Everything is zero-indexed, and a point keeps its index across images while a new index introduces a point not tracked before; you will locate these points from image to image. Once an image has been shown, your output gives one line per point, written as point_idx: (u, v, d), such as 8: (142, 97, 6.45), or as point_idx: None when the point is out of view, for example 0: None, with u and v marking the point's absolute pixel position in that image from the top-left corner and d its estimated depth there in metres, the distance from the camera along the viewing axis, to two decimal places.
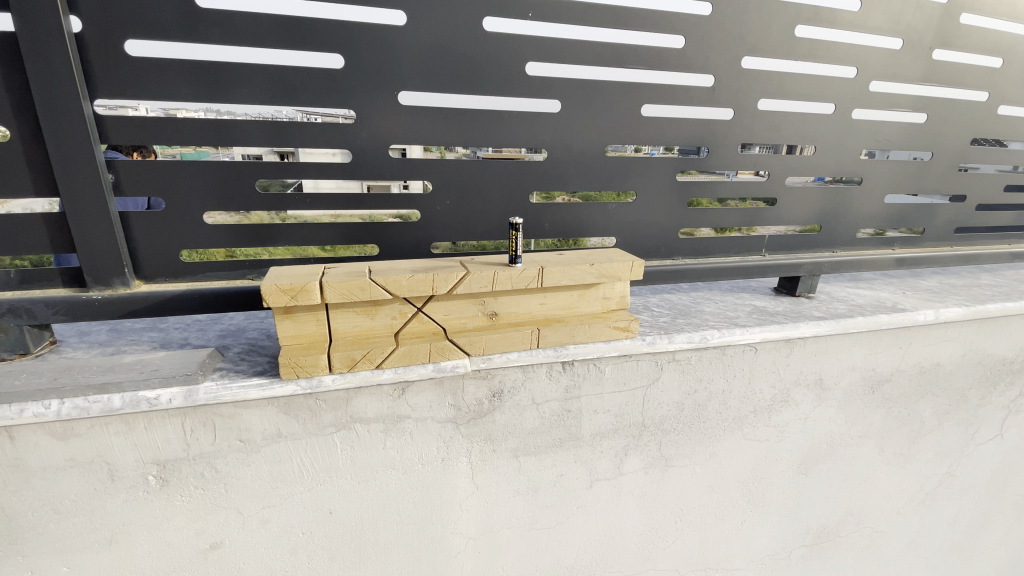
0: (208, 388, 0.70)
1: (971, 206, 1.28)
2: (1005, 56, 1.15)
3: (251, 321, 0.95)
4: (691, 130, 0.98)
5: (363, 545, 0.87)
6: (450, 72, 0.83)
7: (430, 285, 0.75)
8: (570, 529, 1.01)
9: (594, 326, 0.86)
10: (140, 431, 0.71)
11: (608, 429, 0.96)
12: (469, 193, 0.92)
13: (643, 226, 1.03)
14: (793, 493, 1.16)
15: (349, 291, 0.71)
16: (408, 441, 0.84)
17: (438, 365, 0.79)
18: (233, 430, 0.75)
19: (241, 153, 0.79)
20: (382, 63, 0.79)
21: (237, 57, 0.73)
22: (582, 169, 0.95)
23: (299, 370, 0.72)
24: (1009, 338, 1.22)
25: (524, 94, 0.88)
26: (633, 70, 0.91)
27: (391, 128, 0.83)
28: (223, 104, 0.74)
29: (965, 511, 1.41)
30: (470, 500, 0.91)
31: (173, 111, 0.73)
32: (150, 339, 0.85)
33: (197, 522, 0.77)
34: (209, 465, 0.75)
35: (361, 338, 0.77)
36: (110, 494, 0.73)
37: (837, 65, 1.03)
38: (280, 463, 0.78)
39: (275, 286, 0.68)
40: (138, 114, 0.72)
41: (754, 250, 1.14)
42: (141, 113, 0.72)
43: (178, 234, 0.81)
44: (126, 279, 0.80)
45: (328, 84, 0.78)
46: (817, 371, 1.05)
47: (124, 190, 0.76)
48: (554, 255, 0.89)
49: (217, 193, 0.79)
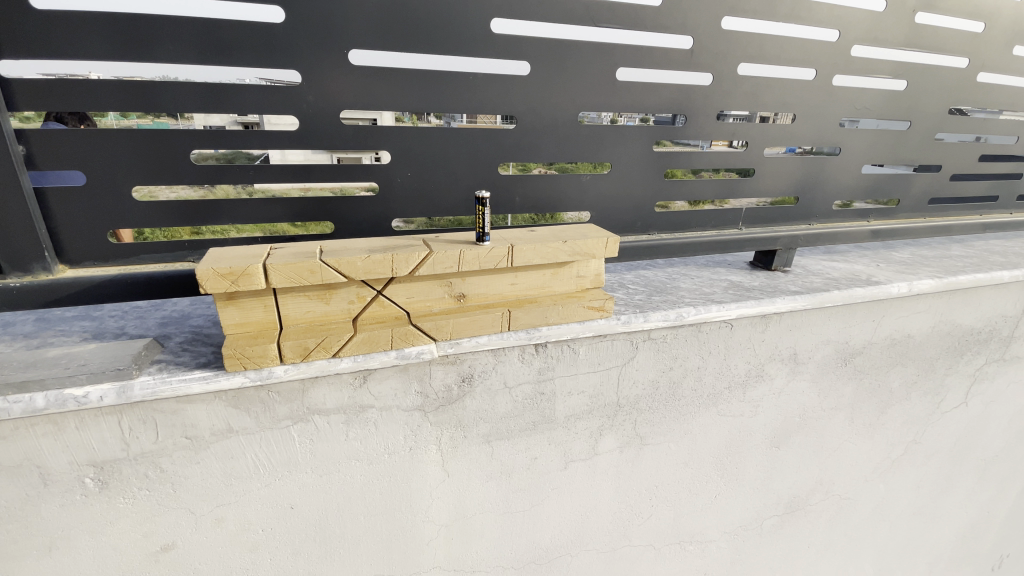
0: (144, 384, 0.64)
1: (946, 176, 1.28)
2: (987, 21, 1.13)
3: (197, 307, 0.88)
4: (669, 96, 0.93)
5: (328, 538, 0.83)
6: (407, 29, 0.75)
7: (389, 266, 0.69)
8: (545, 511, 0.99)
9: (568, 306, 0.82)
10: (71, 432, 0.64)
11: (583, 410, 0.93)
12: (432, 164, 0.85)
13: (618, 199, 0.99)
14: (766, 465, 1.17)
15: (298, 273, 0.65)
16: (372, 431, 0.79)
17: (402, 352, 0.75)
18: (178, 426, 0.69)
19: (203, 123, 0.70)
20: (330, 17, 0.71)
21: (184, 10, 0.65)
22: (554, 138, 0.89)
23: (247, 361, 0.66)
24: (977, 308, 1.23)
25: (492, 55, 0.81)
26: (608, 29, 0.85)
27: (343, 92, 0.75)
28: (175, 69, 0.67)
29: (929, 476, 1.45)
30: (441, 487, 0.88)
31: (125, 77, 0.65)
32: (82, 330, 0.77)
33: (145, 524, 0.72)
34: (153, 465, 0.69)
35: (316, 324, 0.71)
36: (43, 499, 0.66)
37: (820, 28, 0.98)
38: (232, 459, 0.73)
39: (212, 270, 0.61)
40: (69, 79, 0.64)
41: (731, 224, 1.11)
42: (91, 79, 0.64)
43: (104, 213, 0.72)
44: (48, 263, 0.72)
45: (268, 40, 0.70)
46: (792, 346, 1.04)
47: (38, 163, 0.67)
48: (525, 231, 0.84)
49: (148, 165, 0.71)
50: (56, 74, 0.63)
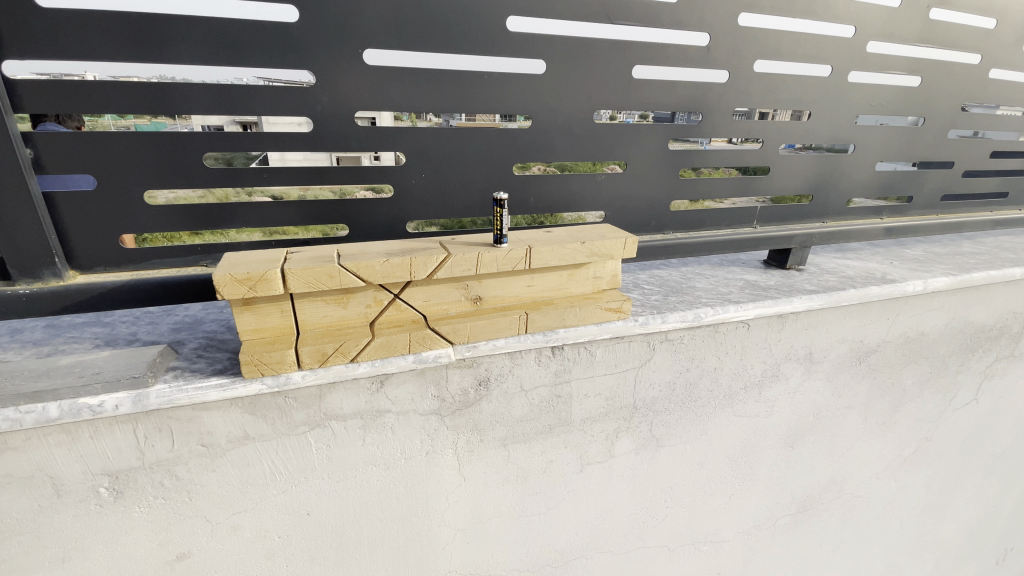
0: (160, 392, 0.63)
1: (958, 172, 1.27)
2: (1001, 16, 1.12)
3: (208, 312, 0.87)
4: (684, 94, 0.92)
5: (345, 544, 0.82)
6: (422, 28, 0.74)
7: (407, 270, 0.68)
8: (561, 514, 0.98)
9: (585, 308, 0.81)
10: (86, 442, 0.63)
11: (599, 412, 0.92)
12: (446, 165, 0.84)
13: (632, 199, 0.98)
14: (780, 465, 1.16)
15: (316, 279, 0.64)
16: (389, 436, 0.78)
17: (419, 356, 0.73)
18: (194, 434, 0.67)
19: (201, 124, 0.69)
20: (344, 17, 0.70)
21: (196, 10, 0.63)
22: (569, 138, 0.88)
23: (264, 368, 0.65)
24: (990, 305, 1.23)
25: (507, 54, 0.79)
26: (624, 27, 0.84)
27: (357, 92, 0.74)
28: (178, 70, 0.65)
29: (940, 473, 1.45)
30: (457, 491, 0.87)
31: (122, 78, 0.63)
32: (93, 336, 0.76)
33: (160, 533, 0.71)
34: (169, 473, 0.68)
35: (333, 329, 0.70)
36: (57, 510, 0.65)
37: (835, 24, 0.97)
38: (249, 466, 0.72)
39: (229, 276, 0.60)
40: (75, 80, 0.62)
41: (745, 222, 1.10)
42: (87, 80, 0.62)
43: (114, 217, 0.71)
44: (57, 269, 0.70)
45: (281, 39, 0.68)
46: (808, 344, 1.03)
47: (46, 167, 0.65)
48: (542, 232, 0.83)
49: (159, 168, 0.69)
50: (49, 73, 0.61)
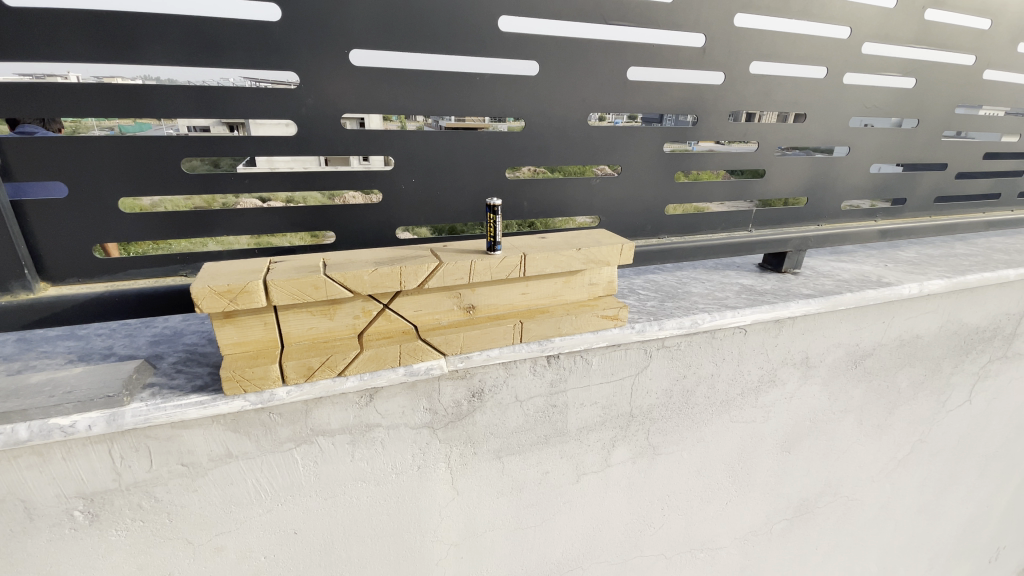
0: (136, 410, 0.59)
1: (951, 174, 1.27)
2: (995, 17, 1.11)
3: (189, 323, 0.83)
4: (679, 96, 0.90)
5: (334, 562, 0.79)
6: (410, 28, 0.71)
7: (396, 279, 0.66)
8: (556, 525, 0.96)
9: (581, 316, 0.79)
10: (58, 464, 0.59)
11: (595, 421, 0.90)
12: (437, 170, 0.81)
13: (628, 203, 0.96)
14: (777, 471, 1.15)
15: (301, 290, 0.61)
16: (379, 451, 0.76)
17: (410, 368, 0.71)
18: (174, 453, 0.64)
19: (186, 125, 0.66)
20: (331, 16, 0.67)
21: (172, 7, 0.60)
22: (563, 142, 0.86)
23: (246, 384, 0.62)
24: (983, 307, 1.23)
25: (499, 55, 0.77)
26: (619, 27, 0.82)
27: (343, 94, 0.72)
28: (162, 70, 0.62)
29: (933, 474, 1.45)
30: (450, 506, 0.84)
31: (106, 78, 0.61)
32: (67, 351, 0.72)
33: (140, 557, 0.67)
34: (148, 494, 0.65)
35: (319, 341, 0.68)
36: (28, 535, 0.61)
37: (831, 25, 0.96)
38: (232, 485, 0.69)
39: (209, 288, 0.57)
40: (57, 82, 0.59)
41: (741, 225, 1.08)
42: (71, 81, 0.60)
43: (88, 226, 0.67)
44: (27, 281, 0.67)
45: (263, 40, 0.65)
46: (804, 349, 1.02)
47: (13, 173, 0.62)
48: (536, 238, 0.81)
49: (135, 174, 0.66)
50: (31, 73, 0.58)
